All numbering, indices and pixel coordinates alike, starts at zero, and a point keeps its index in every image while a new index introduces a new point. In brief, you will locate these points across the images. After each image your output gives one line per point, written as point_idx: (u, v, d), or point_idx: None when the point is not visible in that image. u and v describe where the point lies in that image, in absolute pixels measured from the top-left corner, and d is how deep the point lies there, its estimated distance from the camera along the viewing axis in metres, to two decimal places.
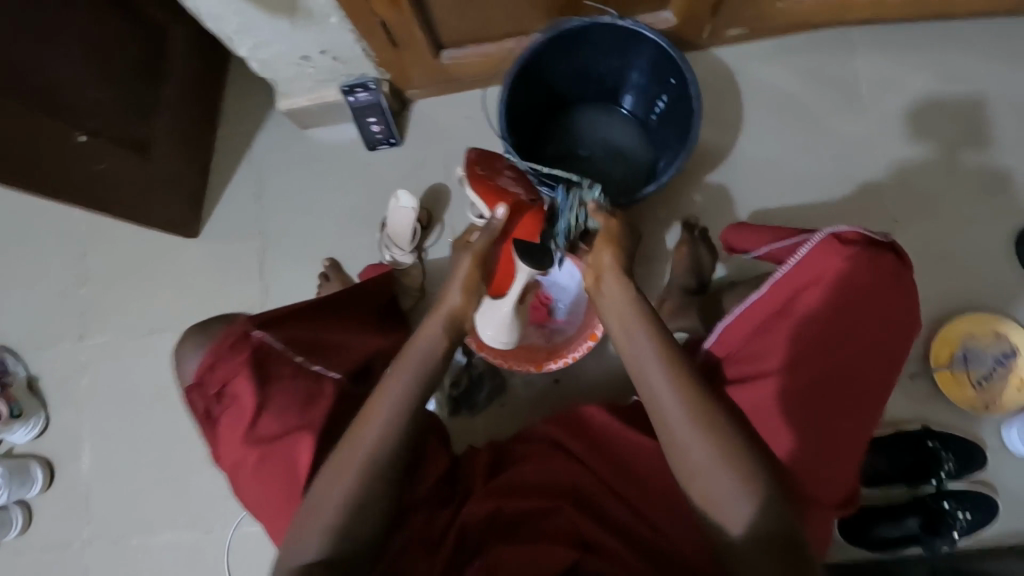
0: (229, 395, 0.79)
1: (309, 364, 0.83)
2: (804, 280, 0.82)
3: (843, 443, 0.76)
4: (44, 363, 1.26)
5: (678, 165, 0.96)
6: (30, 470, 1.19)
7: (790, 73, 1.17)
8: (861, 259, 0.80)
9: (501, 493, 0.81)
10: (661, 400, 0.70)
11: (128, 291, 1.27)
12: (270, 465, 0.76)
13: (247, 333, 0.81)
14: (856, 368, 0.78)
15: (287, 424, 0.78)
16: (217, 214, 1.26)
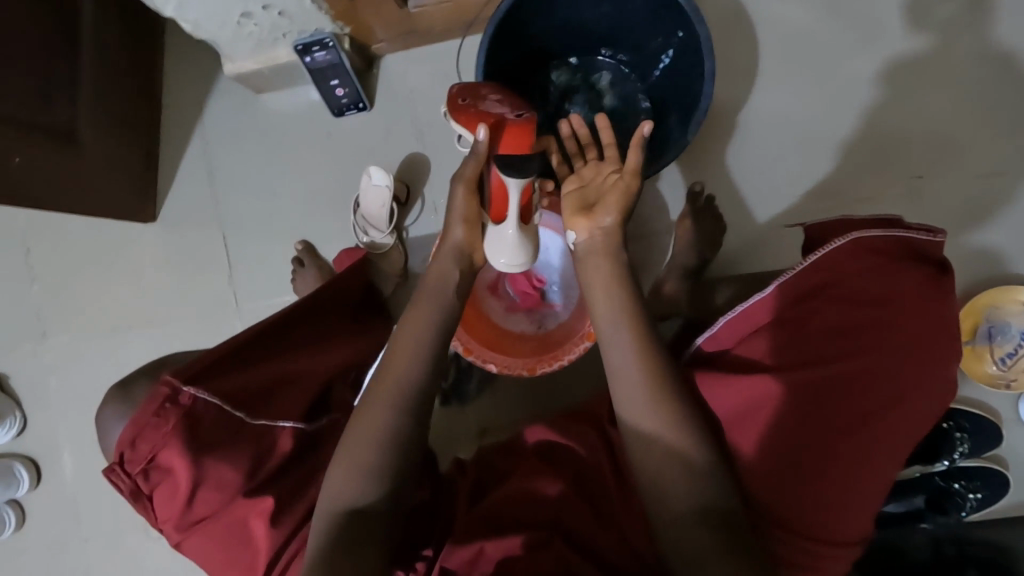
0: (157, 467, 0.75)
1: (248, 418, 0.78)
2: (813, 282, 0.75)
3: (836, 476, 0.69)
4: (10, 362, 1.19)
5: (686, 139, 0.85)
6: (15, 472, 1.16)
7: (808, 9, 1.02)
8: (884, 264, 0.73)
9: (470, 530, 0.77)
10: (620, 370, 0.69)
11: (89, 283, 1.18)
12: (216, 532, 0.74)
13: (173, 394, 0.76)
14: (865, 397, 0.69)
15: (225, 490, 0.74)
16: (173, 196, 1.14)
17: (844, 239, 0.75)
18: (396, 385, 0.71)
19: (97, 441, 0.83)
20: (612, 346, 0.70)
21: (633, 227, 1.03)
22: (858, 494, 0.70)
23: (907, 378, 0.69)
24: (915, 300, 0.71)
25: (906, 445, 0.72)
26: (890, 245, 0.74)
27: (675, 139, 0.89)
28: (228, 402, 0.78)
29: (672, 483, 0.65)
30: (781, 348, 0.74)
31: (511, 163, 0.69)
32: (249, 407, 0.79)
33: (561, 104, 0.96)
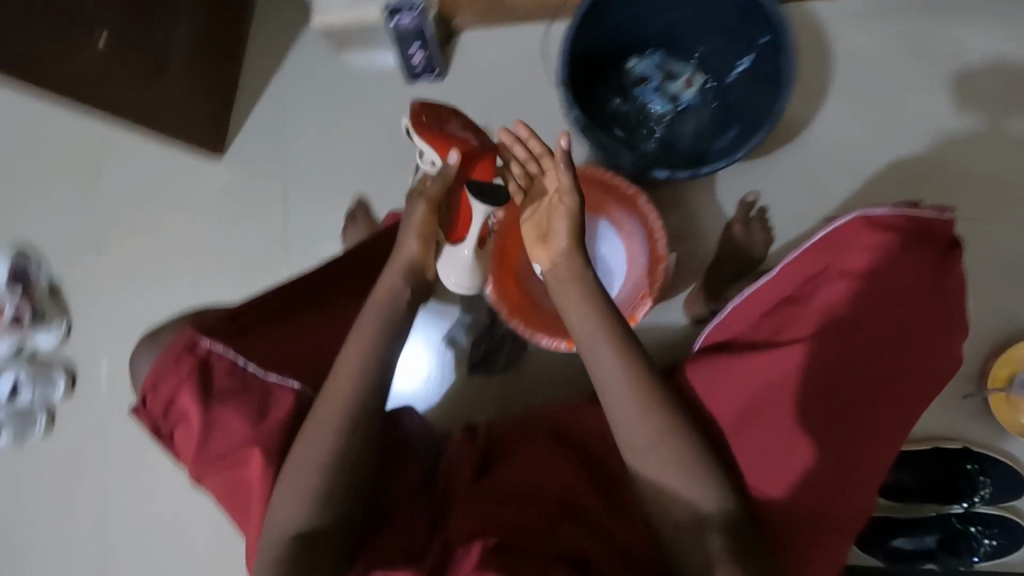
0: (174, 411, 0.78)
1: (263, 373, 0.81)
2: (819, 265, 0.78)
3: (851, 452, 0.70)
4: (64, 271, 1.25)
5: (760, 137, 0.84)
6: (52, 376, 1.21)
7: (886, 40, 1.03)
8: (889, 241, 0.76)
9: (478, 497, 0.77)
10: (605, 383, 0.69)
11: (149, 209, 1.23)
12: (225, 480, 0.77)
13: (190, 345, 0.79)
14: (874, 370, 0.72)
15: (233, 441, 0.76)
16: (241, 136, 1.19)
17: (853, 215, 0.78)
18: (354, 358, 0.72)
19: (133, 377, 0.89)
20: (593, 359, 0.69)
21: (681, 224, 1.04)
22: (873, 465, 0.71)
23: (909, 349, 0.73)
24: (916, 267, 0.75)
25: (907, 419, 0.74)
26: (898, 224, 0.77)
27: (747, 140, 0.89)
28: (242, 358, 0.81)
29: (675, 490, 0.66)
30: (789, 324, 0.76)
31: (481, 189, 0.76)
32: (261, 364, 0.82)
33: (636, 94, 0.99)
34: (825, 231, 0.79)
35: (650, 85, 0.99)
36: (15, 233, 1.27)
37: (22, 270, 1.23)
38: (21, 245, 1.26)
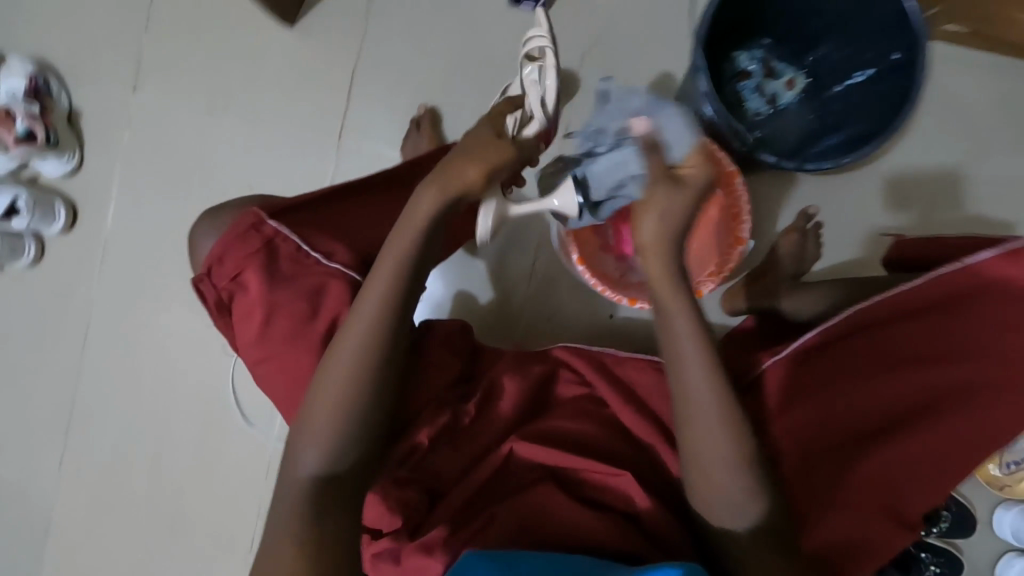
0: (237, 286, 0.80)
1: (325, 262, 0.81)
2: (972, 285, 0.73)
3: (925, 471, 0.70)
4: (88, 99, 1.16)
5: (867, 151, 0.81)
6: (53, 206, 1.14)
7: (982, 95, 1.04)
8: (965, 285, 0.73)
9: (531, 440, 0.80)
10: (691, 391, 0.64)
11: (200, 58, 1.15)
12: (286, 364, 0.79)
13: (258, 224, 0.80)
14: (951, 380, 0.71)
15: (295, 325, 0.78)
16: (320, 10, 1.13)
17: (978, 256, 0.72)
18: (379, 290, 0.70)
19: (191, 247, 0.91)
20: (692, 400, 0.64)
21: None
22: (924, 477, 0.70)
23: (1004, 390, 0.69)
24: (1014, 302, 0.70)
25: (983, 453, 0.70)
26: (991, 273, 0.71)
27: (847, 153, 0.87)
28: (303, 242, 0.81)
29: (760, 499, 0.66)
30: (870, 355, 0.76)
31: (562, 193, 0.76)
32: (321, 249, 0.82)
33: (738, 87, 0.96)
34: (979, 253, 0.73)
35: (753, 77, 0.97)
36: (40, 44, 1.16)
37: (42, 87, 1.13)
38: (46, 59, 1.16)
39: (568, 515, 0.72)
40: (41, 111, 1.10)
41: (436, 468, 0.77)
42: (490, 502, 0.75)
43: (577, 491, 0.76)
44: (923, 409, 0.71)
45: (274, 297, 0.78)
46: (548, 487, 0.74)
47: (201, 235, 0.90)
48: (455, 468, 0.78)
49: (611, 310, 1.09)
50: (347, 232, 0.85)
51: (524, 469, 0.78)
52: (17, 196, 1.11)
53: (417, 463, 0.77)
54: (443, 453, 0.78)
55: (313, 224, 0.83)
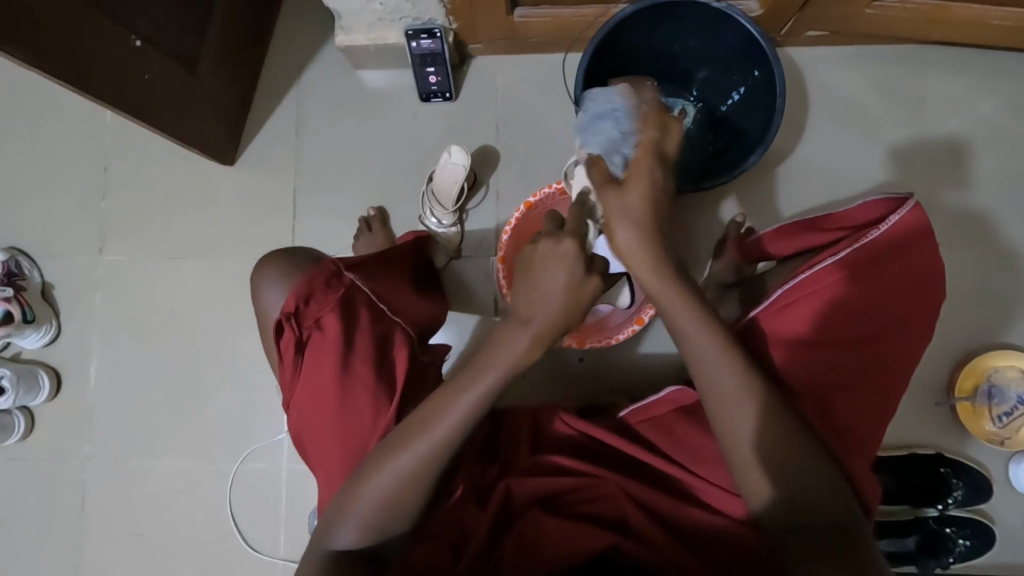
0: (316, 332, 0.83)
1: (390, 315, 0.88)
2: (902, 237, 0.80)
3: (875, 425, 0.76)
4: (59, 270, 1.24)
5: (753, 159, 0.94)
6: (38, 377, 1.19)
7: (862, 84, 1.13)
8: (880, 249, 0.79)
9: (526, 475, 0.79)
10: (704, 376, 0.68)
11: (156, 211, 1.24)
12: (348, 417, 0.80)
13: (337, 274, 0.85)
14: (886, 337, 0.78)
15: (369, 378, 0.81)
16: (255, 145, 1.23)
17: (897, 213, 0.80)
18: (460, 399, 0.67)
19: (254, 294, 0.93)
20: (728, 377, 0.67)
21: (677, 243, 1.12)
22: (869, 417, 0.76)
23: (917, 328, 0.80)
24: (917, 261, 0.80)
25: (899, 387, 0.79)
26: (909, 221, 0.80)
27: (741, 161, 0.99)
28: (377, 295, 0.88)
29: (792, 485, 0.65)
30: (817, 327, 0.77)
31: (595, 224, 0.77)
32: (388, 304, 0.89)
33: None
34: (898, 213, 0.80)
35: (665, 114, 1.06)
36: (9, 232, 1.26)
37: (15, 269, 1.21)
38: (16, 244, 1.25)
39: (563, 535, 0.73)
40: (15, 292, 1.18)
41: (461, 524, 0.75)
42: (502, 542, 0.74)
43: (568, 510, 0.77)
44: (876, 357, 0.77)
45: (353, 345, 0.82)
46: (553, 522, 0.74)
47: (264, 280, 0.92)
48: (476, 515, 0.76)
49: (580, 352, 1.12)
50: (403, 291, 0.92)
51: (523, 501, 0.78)
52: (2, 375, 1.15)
53: (444, 513, 0.76)
54: (468, 509, 0.76)
55: (379, 281, 0.89)
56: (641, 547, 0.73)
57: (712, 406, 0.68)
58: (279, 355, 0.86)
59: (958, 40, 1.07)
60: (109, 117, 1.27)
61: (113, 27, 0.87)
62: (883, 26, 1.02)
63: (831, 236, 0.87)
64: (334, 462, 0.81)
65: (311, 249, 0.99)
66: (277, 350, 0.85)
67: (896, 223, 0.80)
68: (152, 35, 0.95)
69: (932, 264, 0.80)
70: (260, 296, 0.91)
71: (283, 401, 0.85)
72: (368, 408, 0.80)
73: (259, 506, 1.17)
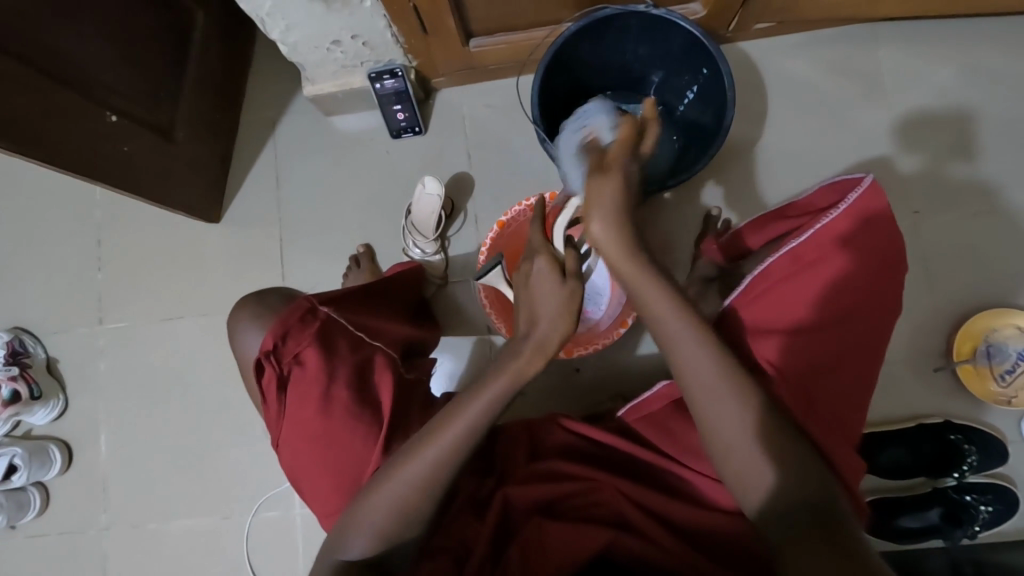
0: (297, 366, 0.83)
1: (368, 340, 0.88)
2: (864, 211, 0.76)
3: (850, 408, 0.74)
4: (61, 345, 1.27)
5: (710, 153, 0.97)
6: (49, 451, 1.21)
7: (815, 66, 1.16)
8: (846, 226, 0.76)
9: (524, 482, 0.80)
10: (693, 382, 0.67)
11: (150, 276, 1.28)
12: (337, 447, 0.80)
13: (312, 309, 0.86)
14: (858, 314, 0.76)
15: (353, 403, 0.81)
16: (238, 201, 1.27)
17: (856, 189, 0.76)
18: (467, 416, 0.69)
19: (233, 339, 0.93)
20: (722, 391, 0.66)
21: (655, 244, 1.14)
22: (850, 396, 0.75)
23: (886, 296, 0.78)
24: (883, 235, 0.77)
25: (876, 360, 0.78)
26: (872, 195, 0.76)
27: (701, 156, 1.02)
28: (351, 323, 0.88)
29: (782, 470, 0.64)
30: (788, 308, 0.76)
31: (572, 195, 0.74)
32: (366, 330, 0.90)
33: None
34: (857, 190, 0.76)
35: None
36: (11, 313, 1.30)
37: (19, 348, 1.24)
38: (19, 323, 1.29)
39: (564, 539, 0.73)
40: (20, 370, 1.21)
41: (461, 535, 0.77)
42: (504, 552, 0.75)
43: (567, 515, 0.77)
44: (851, 334, 0.75)
45: (334, 374, 0.82)
46: (553, 528, 0.74)
47: (241, 327, 0.93)
48: (475, 526, 0.77)
49: (575, 363, 1.13)
50: (381, 320, 0.93)
51: (524, 510, 0.78)
52: (14, 453, 1.18)
53: (444, 527, 0.78)
54: (466, 520, 0.78)
55: (354, 311, 0.90)
56: (643, 543, 0.73)
57: (701, 412, 0.68)
58: (263, 395, 0.85)
59: (901, 13, 1.10)
60: (97, 192, 1.32)
61: (88, 107, 0.91)
62: (824, 10, 1.05)
63: (799, 220, 0.86)
64: (329, 491, 0.81)
65: (283, 289, 1.01)
66: (261, 391, 0.85)
67: (856, 201, 0.76)
68: (128, 110, 1.00)
69: (894, 239, 0.78)
70: (238, 341, 0.92)
71: (272, 441, 0.85)
72: (358, 434, 0.80)
73: (277, 556, 1.17)
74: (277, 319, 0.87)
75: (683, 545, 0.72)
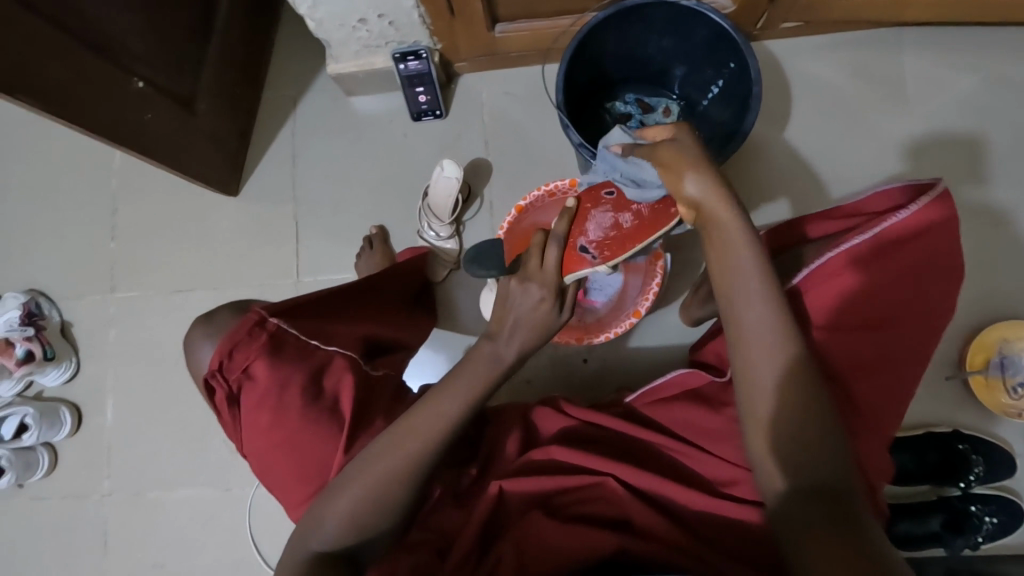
0: (250, 379, 0.82)
1: (322, 347, 0.85)
2: (927, 221, 0.75)
3: (880, 413, 0.75)
4: (76, 309, 1.29)
5: (730, 149, 0.96)
6: (58, 413, 1.23)
7: (841, 69, 1.15)
8: (910, 230, 0.75)
9: (514, 475, 0.80)
10: (751, 324, 0.67)
11: (165, 245, 1.29)
12: (300, 451, 0.80)
13: (260, 322, 0.84)
14: (906, 322, 0.75)
15: (310, 411, 0.81)
16: (256, 176, 1.28)
17: (924, 197, 0.75)
18: (448, 407, 0.71)
19: (187, 357, 0.91)
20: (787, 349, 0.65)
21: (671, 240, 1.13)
22: (886, 402, 0.75)
23: (936, 308, 0.77)
24: (941, 247, 0.76)
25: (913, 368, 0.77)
26: (934, 207, 0.75)
27: (720, 152, 1.01)
28: (303, 332, 0.85)
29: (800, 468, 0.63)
30: (836, 306, 0.74)
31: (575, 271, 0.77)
32: (320, 336, 0.86)
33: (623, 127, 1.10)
34: (919, 201, 0.75)
35: (649, 112, 1.12)
36: (29, 276, 1.31)
37: (34, 310, 1.26)
38: (36, 286, 1.31)
39: (562, 538, 0.72)
40: (35, 331, 1.23)
41: (441, 525, 0.77)
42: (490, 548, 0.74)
43: (563, 511, 0.76)
44: (894, 339, 0.75)
45: (289, 384, 0.81)
46: (547, 521, 0.74)
47: (193, 343, 0.91)
48: (458, 516, 0.77)
49: (584, 353, 1.13)
50: (342, 326, 0.90)
51: (518, 504, 0.78)
52: (25, 413, 1.20)
53: (421, 520, 0.77)
54: (447, 511, 0.78)
55: (308, 320, 0.87)
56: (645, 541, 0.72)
57: (753, 348, 0.66)
58: (218, 411, 0.85)
59: (932, 19, 1.09)
60: (117, 160, 1.33)
61: (115, 72, 0.93)
62: (853, 12, 1.04)
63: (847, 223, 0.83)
64: (298, 493, 0.81)
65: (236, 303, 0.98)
66: (217, 405, 0.85)
67: (919, 210, 0.75)
68: (154, 78, 1.01)
69: (951, 252, 0.77)
70: (192, 358, 0.90)
71: (237, 449, 0.86)
72: (321, 438, 0.80)
73: (277, 528, 1.18)
74: (226, 333, 0.86)
75: (677, 532, 0.73)
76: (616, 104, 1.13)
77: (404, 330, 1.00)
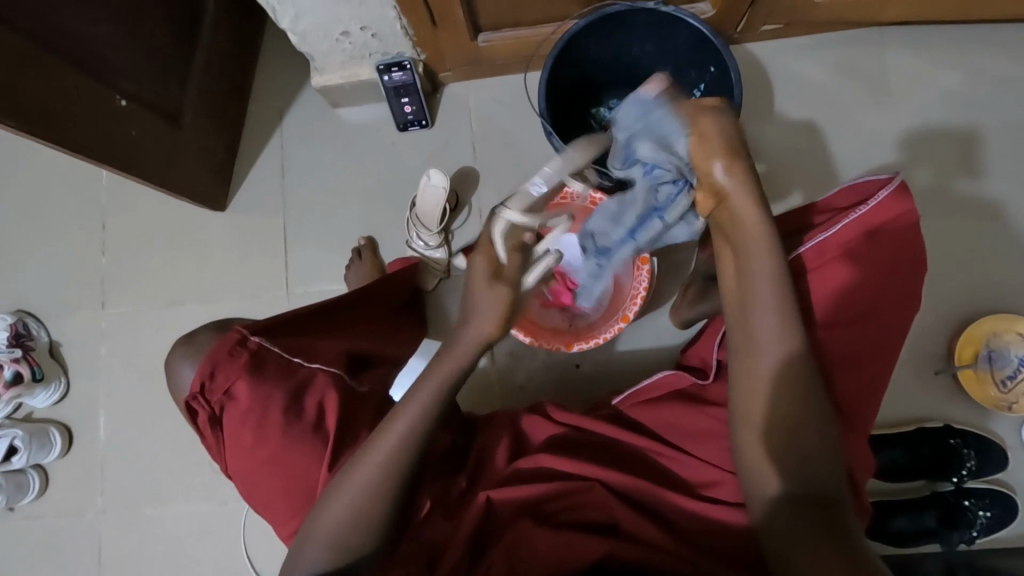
0: (232, 399, 0.82)
1: (305, 363, 0.85)
2: (892, 212, 0.76)
3: (859, 403, 0.75)
4: (64, 328, 1.28)
5: None
6: (48, 434, 1.22)
7: (822, 69, 1.16)
8: (876, 223, 0.76)
9: (501, 485, 0.80)
10: (762, 317, 0.67)
11: (153, 261, 1.28)
12: (284, 471, 0.80)
13: (242, 341, 0.84)
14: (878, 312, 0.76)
15: (293, 430, 0.80)
16: (244, 189, 1.28)
17: (884, 188, 0.76)
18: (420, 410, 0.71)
19: (170, 380, 0.91)
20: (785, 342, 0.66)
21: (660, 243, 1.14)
22: (864, 393, 0.76)
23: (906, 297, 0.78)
24: (907, 236, 0.77)
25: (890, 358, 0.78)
26: (897, 198, 0.75)
27: None
28: (286, 350, 0.86)
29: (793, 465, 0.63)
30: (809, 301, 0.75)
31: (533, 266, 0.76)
32: (303, 353, 0.87)
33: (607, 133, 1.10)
34: (880, 194, 0.76)
35: None
36: (16, 296, 1.30)
37: (22, 330, 1.24)
38: (24, 306, 1.30)
39: (551, 545, 0.72)
40: (23, 352, 1.22)
41: (429, 537, 0.76)
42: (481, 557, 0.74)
43: (554, 518, 0.76)
44: (869, 332, 0.76)
45: (271, 403, 0.81)
46: (535, 529, 0.73)
47: (175, 365, 0.91)
48: (445, 527, 0.77)
49: (576, 358, 1.13)
50: (326, 342, 0.90)
51: (507, 513, 0.77)
52: (14, 436, 1.18)
53: (410, 532, 0.76)
54: (435, 522, 0.77)
55: (292, 336, 0.88)
56: (638, 547, 0.72)
57: (758, 341, 0.67)
58: (201, 431, 0.85)
59: (910, 17, 1.10)
60: (103, 177, 1.32)
61: (98, 90, 0.92)
62: (831, 13, 1.06)
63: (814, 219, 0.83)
64: (283, 513, 0.81)
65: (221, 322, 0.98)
66: (200, 428, 0.84)
67: (883, 202, 0.75)
68: (137, 95, 1.01)
69: (917, 241, 0.77)
70: (175, 381, 0.90)
71: (222, 471, 0.85)
72: (303, 456, 0.79)
73: (272, 543, 1.17)
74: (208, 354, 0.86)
75: (669, 538, 0.72)
76: (601, 110, 1.14)
77: (389, 344, 1.00)
